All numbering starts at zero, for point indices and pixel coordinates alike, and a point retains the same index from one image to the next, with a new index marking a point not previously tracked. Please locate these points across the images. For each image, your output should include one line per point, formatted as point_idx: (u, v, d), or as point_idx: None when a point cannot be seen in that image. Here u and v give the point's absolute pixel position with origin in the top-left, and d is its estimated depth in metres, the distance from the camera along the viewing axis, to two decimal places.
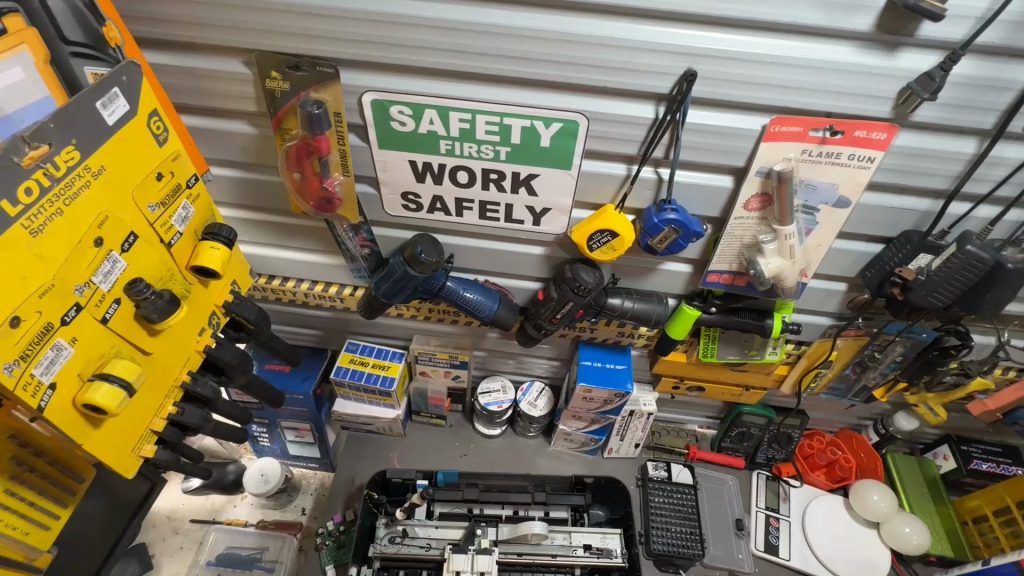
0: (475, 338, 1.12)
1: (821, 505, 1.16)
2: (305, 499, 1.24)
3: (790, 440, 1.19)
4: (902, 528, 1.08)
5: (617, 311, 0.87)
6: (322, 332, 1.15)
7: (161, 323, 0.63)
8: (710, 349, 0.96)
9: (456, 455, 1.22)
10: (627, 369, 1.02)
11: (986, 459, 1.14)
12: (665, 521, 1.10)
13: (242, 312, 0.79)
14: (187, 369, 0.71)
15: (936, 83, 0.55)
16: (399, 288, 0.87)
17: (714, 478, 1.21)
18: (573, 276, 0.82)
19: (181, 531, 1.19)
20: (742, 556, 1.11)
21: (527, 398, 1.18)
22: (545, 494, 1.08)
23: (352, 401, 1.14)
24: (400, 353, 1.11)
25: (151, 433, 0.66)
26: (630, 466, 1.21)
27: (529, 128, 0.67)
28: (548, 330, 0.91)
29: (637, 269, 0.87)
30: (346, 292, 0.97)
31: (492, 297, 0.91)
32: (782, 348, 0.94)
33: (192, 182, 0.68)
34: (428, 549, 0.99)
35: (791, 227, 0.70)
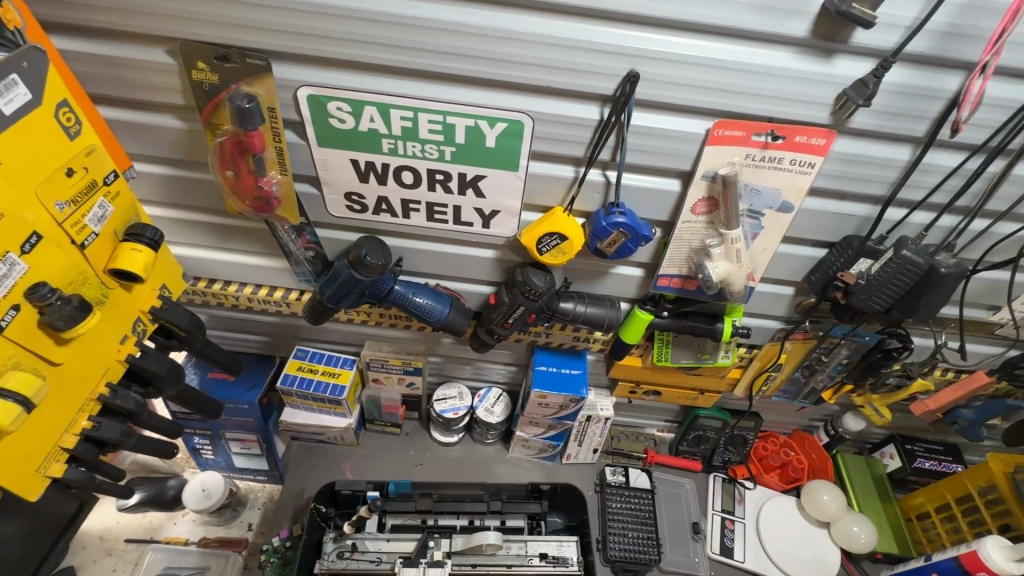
0: (429, 344, 1.09)
1: (775, 506, 1.17)
2: (252, 513, 1.19)
3: (744, 442, 1.20)
4: (851, 527, 1.10)
5: (570, 316, 0.86)
6: (269, 338, 1.10)
7: (69, 332, 0.58)
8: (664, 353, 0.96)
9: (411, 465, 1.18)
10: (582, 374, 1.00)
11: (929, 457, 1.18)
12: (622, 526, 1.10)
13: (173, 319, 0.74)
14: (105, 380, 0.66)
15: (870, 90, 0.56)
16: (344, 293, 0.83)
17: (671, 482, 1.21)
18: (524, 280, 0.81)
19: (115, 552, 1.12)
20: (698, 559, 1.11)
21: (484, 405, 1.15)
22: (500, 502, 1.06)
23: (301, 410, 1.10)
24: (351, 360, 1.07)
25: (60, 451, 0.61)
26: (589, 472, 1.20)
27: (473, 128, 0.66)
28: (501, 335, 0.89)
29: (590, 273, 0.86)
30: (291, 297, 0.94)
31: (443, 301, 0.88)
32: (733, 352, 0.95)
33: (111, 179, 0.64)
34: (379, 564, 0.95)
35: (736, 231, 0.70)
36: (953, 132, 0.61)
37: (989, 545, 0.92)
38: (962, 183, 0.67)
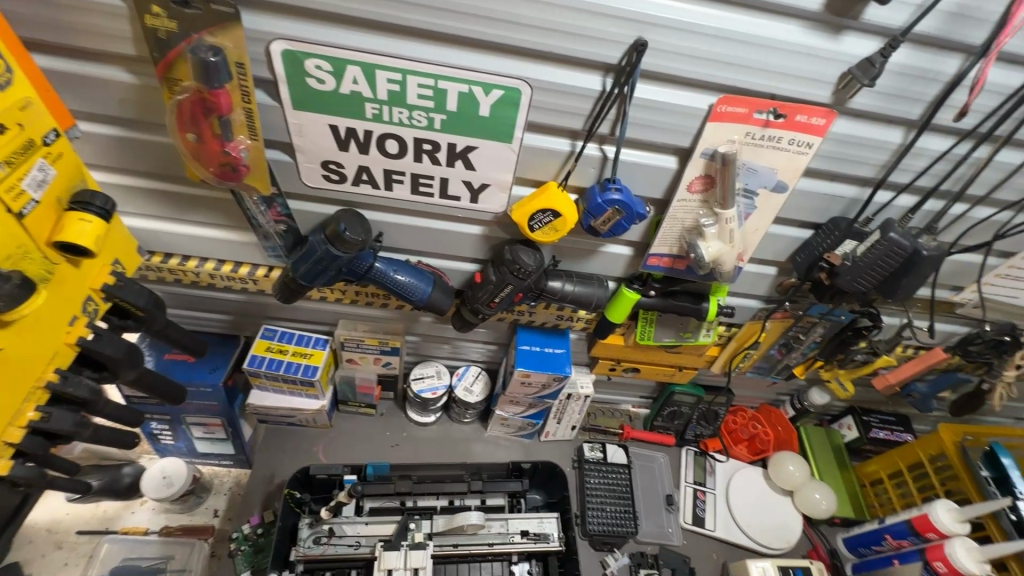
0: (407, 322, 1.05)
1: (743, 477, 1.22)
2: (217, 500, 1.13)
3: (716, 416, 1.24)
4: (813, 494, 1.16)
5: (557, 295, 0.84)
6: (233, 317, 1.03)
7: (10, 315, 0.51)
8: (647, 332, 0.96)
9: (387, 446, 1.15)
10: (565, 353, 0.99)
11: (883, 427, 1.25)
12: (600, 501, 1.11)
13: (128, 297, 0.67)
14: (54, 366, 0.59)
15: (875, 70, 0.56)
16: (320, 270, 0.78)
17: (646, 456, 1.24)
18: (513, 258, 0.78)
19: (65, 545, 1.04)
20: (671, 530, 1.15)
21: (463, 384, 1.13)
22: (481, 482, 1.05)
23: (270, 392, 1.04)
24: (323, 340, 1.02)
25: (4, 446, 0.54)
26: (566, 448, 1.21)
27: (466, 95, 0.61)
28: (485, 314, 0.86)
29: (579, 251, 0.84)
30: (259, 273, 0.88)
31: (425, 279, 0.84)
32: (714, 330, 0.96)
33: (51, 138, 0.56)
34: (358, 548, 0.93)
35: (732, 211, 0.69)
36: (955, 115, 0.61)
37: (939, 509, 0.97)
38: (949, 167, 0.68)
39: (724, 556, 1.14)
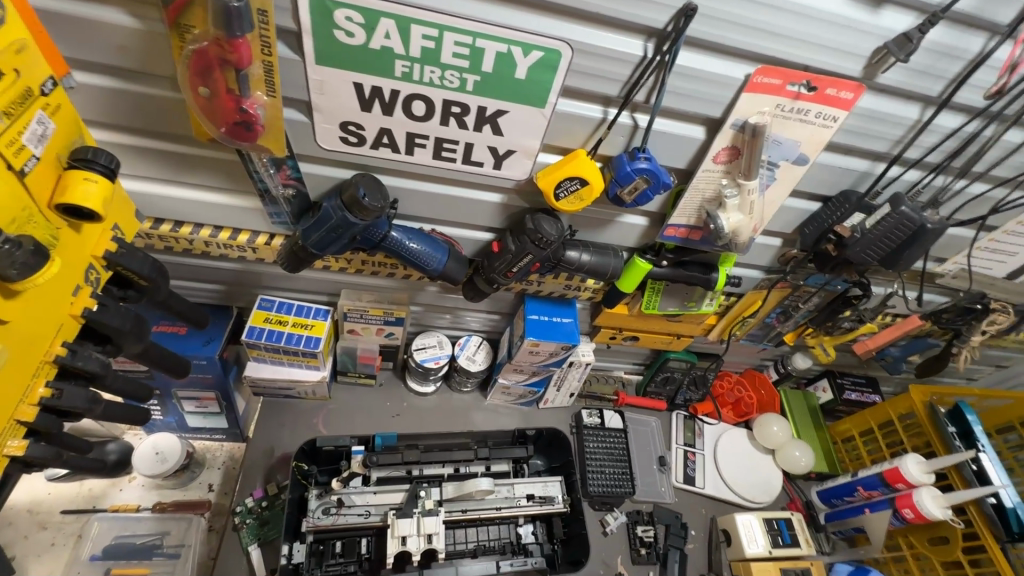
0: (412, 292, 1.02)
1: (729, 438, 1.29)
2: (211, 474, 1.10)
3: (705, 382, 1.29)
4: (793, 452, 1.24)
5: (574, 265, 0.84)
6: (226, 287, 0.98)
7: (22, 285, 0.47)
8: (653, 301, 0.98)
9: (388, 416, 1.14)
10: (573, 323, 1.00)
11: (854, 389, 1.34)
12: (600, 464, 1.15)
13: (130, 265, 0.62)
14: (61, 340, 0.55)
15: (912, 45, 0.57)
16: (333, 239, 0.75)
17: (639, 420, 1.29)
18: (535, 226, 0.77)
19: (50, 525, 1.00)
20: (664, 488, 1.21)
21: (465, 353, 1.12)
22: (487, 449, 1.07)
23: (267, 364, 1.00)
24: (324, 310, 0.99)
25: (16, 426, 0.51)
26: (564, 414, 1.24)
27: (504, 55, 0.58)
28: (500, 284, 0.86)
29: (595, 221, 0.84)
30: (259, 241, 0.83)
31: (440, 248, 0.82)
32: (717, 300, 0.99)
33: (49, 88, 0.50)
34: (368, 517, 0.93)
35: (755, 182, 0.71)
36: (986, 95, 0.64)
37: (909, 461, 1.06)
38: (956, 145, 0.71)
39: (712, 511, 1.21)
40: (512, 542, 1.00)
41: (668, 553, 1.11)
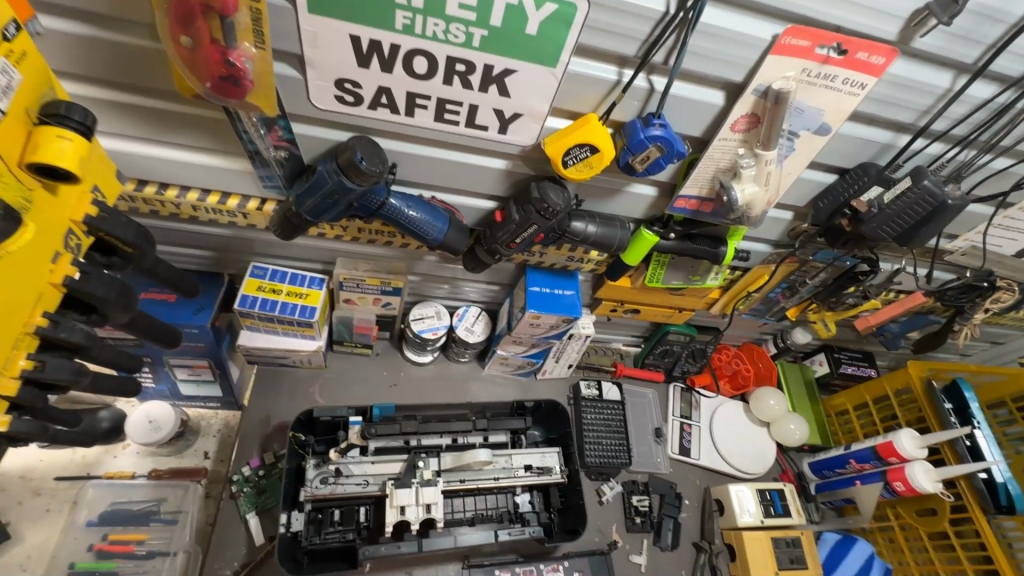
0: (410, 261, 0.99)
1: (725, 410, 1.29)
2: (207, 442, 1.09)
3: (704, 355, 1.29)
4: (788, 425, 1.25)
5: (580, 236, 0.81)
6: (216, 253, 0.94)
7: None
8: (657, 275, 0.96)
9: (385, 386, 1.13)
10: (575, 295, 0.98)
11: (851, 363, 1.35)
12: (597, 436, 1.15)
13: (113, 231, 0.58)
14: (41, 310, 0.52)
15: (957, 7, 0.53)
16: (329, 205, 0.71)
17: (637, 393, 1.29)
18: (541, 196, 0.73)
19: (44, 492, 0.99)
20: (659, 460, 1.22)
21: (464, 324, 1.11)
22: (486, 420, 1.06)
23: (261, 333, 0.98)
24: (319, 279, 0.95)
25: None
26: (563, 386, 1.23)
27: (515, 7, 0.53)
28: (503, 254, 0.83)
29: (603, 190, 0.80)
30: (250, 206, 0.79)
31: (440, 217, 0.79)
32: (723, 274, 0.97)
33: (13, 32, 0.45)
34: (366, 486, 0.93)
35: (773, 153, 0.68)
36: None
37: (904, 436, 1.07)
38: (986, 117, 0.68)
39: (706, 482, 1.23)
40: (509, 511, 1.01)
41: (663, 521, 1.13)
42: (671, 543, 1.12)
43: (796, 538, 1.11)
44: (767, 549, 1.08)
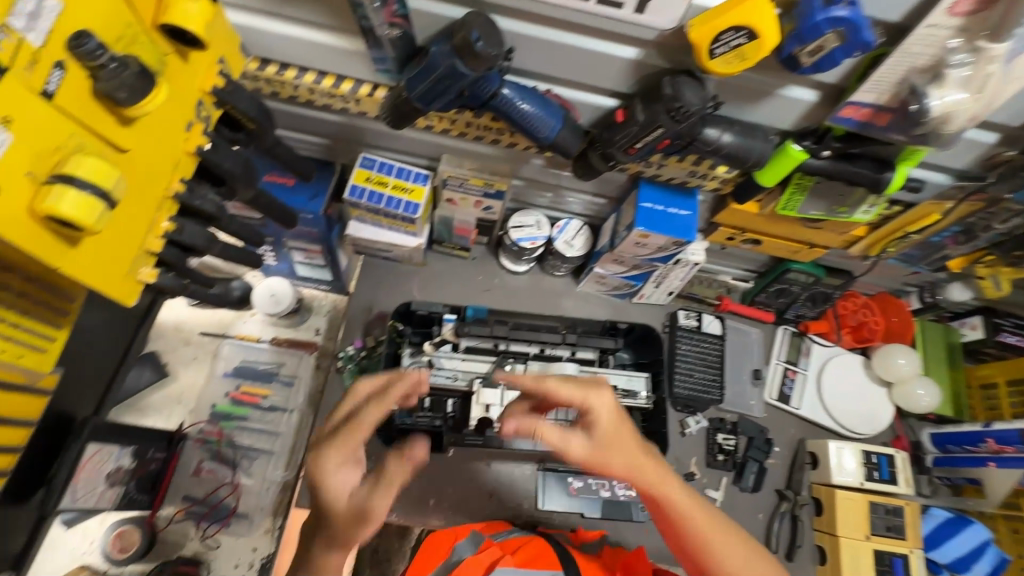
0: (516, 164, 0.94)
1: (840, 363, 1.16)
2: (319, 319, 1.20)
3: (826, 300, 1.15)
4: (915, 390, 1.10)
5: (711, 146, 0.71)
6: (330, 141, 0.96)
7: (134, 111, 0.46)
8: (792, 203, 0.83)
9: (479, 290, 1.14)
10: (692, 217, 0.88)
11: (1016, 332, 1.12)
12: (689, 368, 1.10)
13: (239, 105, 0.59)
14: (179, 177, 0.55)
15: None
16: (440, 91, 0.67)
17: (740, 330, 1.19)
18: (673, 93, 0.63)
19: (192, 343, 1.15)
20: (754, 403, 1.15)
21: (564, 237, 1.06)
22: (576, 335, 1.05)
23: (368, 225, 1.01)
24: (424, 176, 0.94)
25: (147, 255, 0.53)
26: (659, 313, 1.17)
27: None
28: (618, 161, 0.76)
29: (749, 92, 0.68)
30: (362, 92, 0.77)
31: (555, 114, 0.72)
32: (877, 209, 0.82)
33: None
34: (455, 381, 0.97)
35: (1002, 47, 0.54)
36: None
37: None
38: None
39: (802, 433, 1.14)
40: None
41: (747, 463, 1.09)
42: (752, 485, 1.08)
43: (898, 507, 1.02)
44: (860, 511, 1.02)
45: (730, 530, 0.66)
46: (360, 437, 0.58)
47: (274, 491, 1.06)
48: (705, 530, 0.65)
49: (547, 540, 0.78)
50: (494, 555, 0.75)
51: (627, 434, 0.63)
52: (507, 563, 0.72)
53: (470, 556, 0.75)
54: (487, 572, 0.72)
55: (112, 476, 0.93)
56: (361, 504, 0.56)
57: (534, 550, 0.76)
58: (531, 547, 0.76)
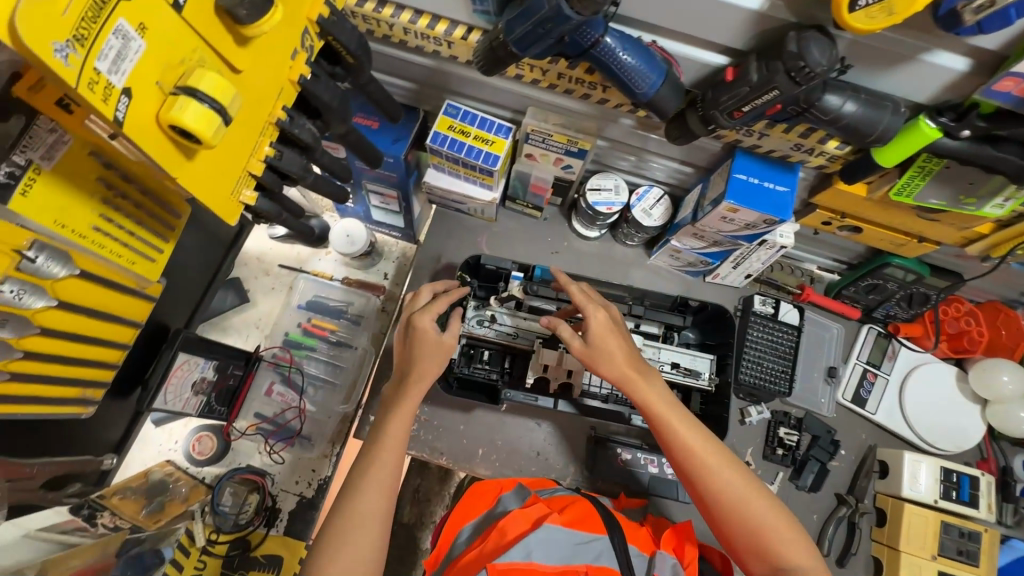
0: (602, 123, 0.90)
1: (929, 370, 1.08)
2: (388, 265, 1.24)
3: (924, 302, 1.04)
4: (1016, 412, 1.00)
5: (829, 116, 0.64)
6: (417, 85, 0.95)
7: (251, 30, 0.47)
8: (909, 188, 0.75)
9: (547, 252, 1.13)
10: (790, 194, 0.82)
11: None
12: (758, 356, 1.03)
13: (341, 37, 0.59)
14: (281, 104, 0.56)
15: None
16: (539, 36, 0.63)
17: (820, 324, 1.11)
18: (799, 50, 0.57)
19: (271, 274, 1.22)
20: (824, 401, 1.08)
21: (642, 205, 1.02)
22: (642, 308, 1.04)
23: (446, 175, 1.01)
24: (506, 129, 0.92)
25: (249, 178, 0.54)
26: (732, 296, 1.11)
27: None
28: (719, 126, 0.70)
29: (885, 56, 0.60)
30: (457, 34, 0.75)
31: (657, 69, 0.67)
32: (1013, 204, 0.73)
33: None
34: (516, 338, 0.99)
35: None
36: None
37: None
38: None
39: (873, 439, 1.07)
40: None
41: (808, 462, 1.03)
42: (810, 485, 1.02)
43: (975, 532, 0.95)
44: (930, 530, 0.95)
45: (723, 453, 0.73)
46: (453, 299, 0.87)
47: (334, 421, 1.13)
48: (698, 448, 0.72)
49: (593, 503, 0.77)
50: (541, 510, 0.75)
51: (625, 344, 0.78)
52: (553, 520, 0.72)
53: (518, 509, 0.75)
54: (534, 525, 0.72)
55: (197, 385, 1.00)
56: (439, 337, 0.81)
57: (580, 510, 0.76)
58: (577, 507, 0.76)
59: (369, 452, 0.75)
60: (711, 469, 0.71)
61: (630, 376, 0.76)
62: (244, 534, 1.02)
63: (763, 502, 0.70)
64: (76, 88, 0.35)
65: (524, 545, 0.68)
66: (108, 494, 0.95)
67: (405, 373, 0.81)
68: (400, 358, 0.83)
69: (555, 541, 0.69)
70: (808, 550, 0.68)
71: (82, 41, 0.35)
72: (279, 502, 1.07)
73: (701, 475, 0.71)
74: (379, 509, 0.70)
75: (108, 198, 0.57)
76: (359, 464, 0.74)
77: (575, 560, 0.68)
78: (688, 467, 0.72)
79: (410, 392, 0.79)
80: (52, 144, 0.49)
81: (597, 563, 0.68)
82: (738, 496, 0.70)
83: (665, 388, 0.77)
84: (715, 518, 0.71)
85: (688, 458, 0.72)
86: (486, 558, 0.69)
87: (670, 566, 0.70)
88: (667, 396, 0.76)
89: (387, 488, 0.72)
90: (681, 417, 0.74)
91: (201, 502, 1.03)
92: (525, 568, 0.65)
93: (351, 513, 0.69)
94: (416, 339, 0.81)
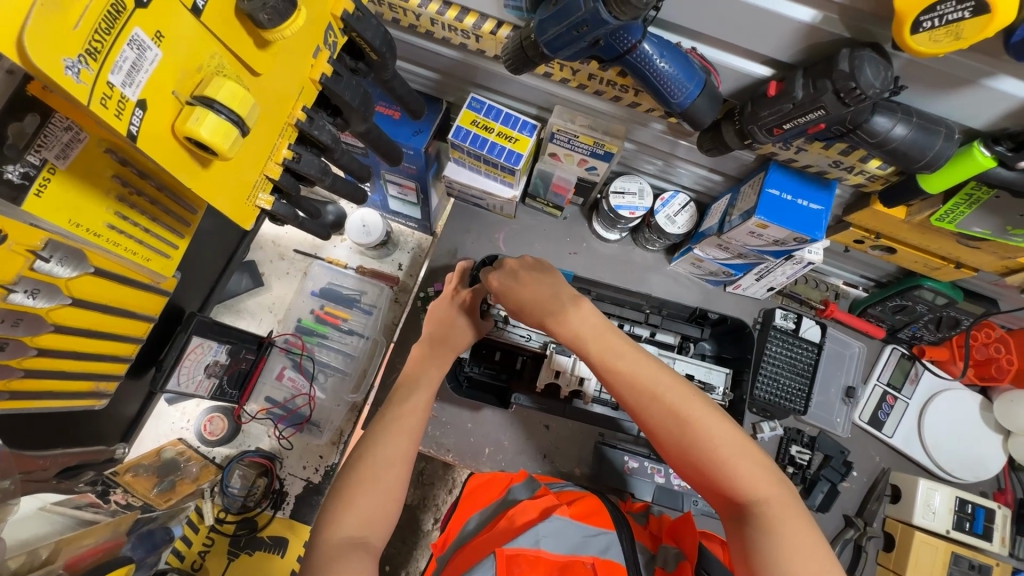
0: (632, 126, 0.86)
1: (951, 398, 1.06)
2: (402, 256, 1.24)
3: (953, 326, 1.00)
4: None
5: (875, 137, 0.60)
6: (441, 76, 0.92)
7: (273, 34, 0.47)
8: (951, 215, 0.71)
9: (565, 253, 1.11)
10: (823, 212, 0.78)
11: None
12: (775, 372, 0.99)
13: (365, 34, 0.57)
14: (301, 105, 0.54)
15: None
16: (572, 39, 0.60)
17: (841, 341, 1.08)
18: (851, 70, 0.54)
19: (286, 258, 1.22)
20: (840, 420, 1.05)
21: (666, 211, 0.98)
22: (659, 317, 1.03)
23: (466, 170, 0.98)
24: (531, 126, 0.88)
25: (265, 181, 0.54)
26: (751, 307, 1.08)
27: None
28: (756, 141, 0.67)
29: (943, 78, 0.56)
30: (486, 29, 0.72)
31: (695, 79, 0.63)
32: None
33: None
34: (528, 340, 1.00)
35: None
36: None
37: None
38: None
39: (887, 462, 1.04)
40: None
41: (818, 481, 1.00)
42: (819, 505, 0.99)
43: (984, 565, 0.95)
44: (940, 558, 0.94)
45: (664, 376, 0.67)
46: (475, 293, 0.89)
47: (343, 409, 1.14)
48: (635, 377, 0.67)
49: (603, 501, 0.75)
50: (550, 502, 0.74)
51: (553, 283, 0.76)
52: (563, 512, 0.70)
53: (527, 499, 0.75)
54: (543, 514, 0.71)
55: (210, 368, 0.99)
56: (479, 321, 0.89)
57: (588, 506, 0.74)
58: (585, 503, 0.75)
59: (396, 406, 0.74)
60: (652, 399, 0.65)
61: (551, 314, 0.73)
62: (251, 515, 1.05)
63: (714, 426, 0.63)
64: (90, 105, 0.35)
65: (533, 533, 0.67)
66: (121, 471, 0.96)
67: (445, 338, 0.85)
68: (434, 321, 0.87)
69: (564, 533, 0.68)
70: (770, 475, 0.60)
71: (94, 56, 0.35)
72: (286, 485, 1.09)
73: (641, 406, 0.66)
74: (403, 452, 0.69)
75: (123, 195, 0.57)
76: (379, 420, 0.72)
77: (581, 551, 0.66)
78: (629, 399, 0.67)
79: (443, 359, 0.83)
80: (67, 142, 0.50)
81: (604, 556, 0.65)
82: (683, 425, 0.63)
83: (595, 319, 0.73)
84: (666, 448, 0.65)
85: (626, 390, 0.67)
86: (494, 543, 0.68)
87: (673, 556, 0.68)
88: (597, 327, 0.72)
89: (410, 431, 0.71)
90: (614, 346, 0.70)
91: (211, 481, 1.06)
92: (533, 554, 0.64)
93: (369, 459, 0.67)
94: (466, 312, 0.88)
